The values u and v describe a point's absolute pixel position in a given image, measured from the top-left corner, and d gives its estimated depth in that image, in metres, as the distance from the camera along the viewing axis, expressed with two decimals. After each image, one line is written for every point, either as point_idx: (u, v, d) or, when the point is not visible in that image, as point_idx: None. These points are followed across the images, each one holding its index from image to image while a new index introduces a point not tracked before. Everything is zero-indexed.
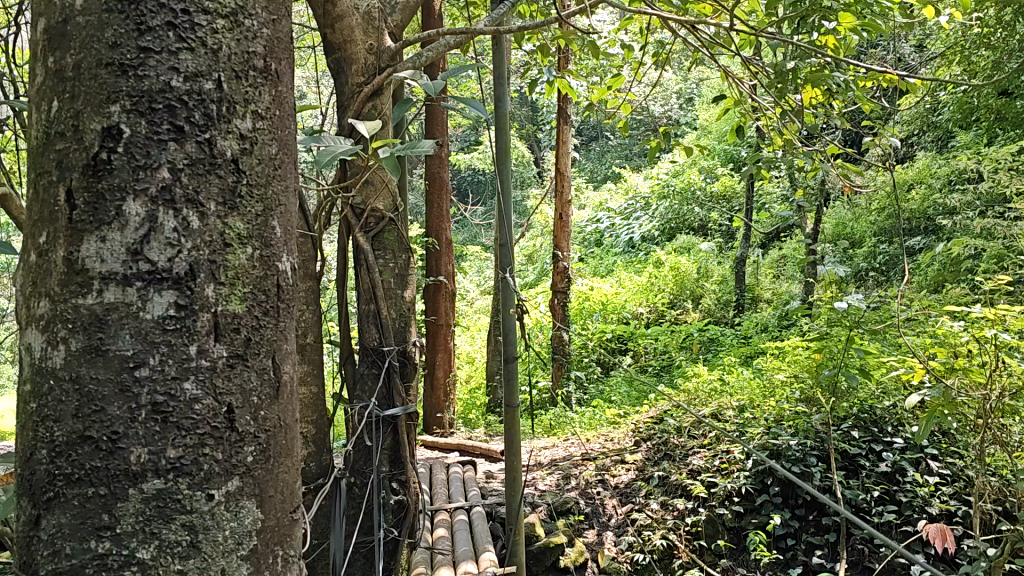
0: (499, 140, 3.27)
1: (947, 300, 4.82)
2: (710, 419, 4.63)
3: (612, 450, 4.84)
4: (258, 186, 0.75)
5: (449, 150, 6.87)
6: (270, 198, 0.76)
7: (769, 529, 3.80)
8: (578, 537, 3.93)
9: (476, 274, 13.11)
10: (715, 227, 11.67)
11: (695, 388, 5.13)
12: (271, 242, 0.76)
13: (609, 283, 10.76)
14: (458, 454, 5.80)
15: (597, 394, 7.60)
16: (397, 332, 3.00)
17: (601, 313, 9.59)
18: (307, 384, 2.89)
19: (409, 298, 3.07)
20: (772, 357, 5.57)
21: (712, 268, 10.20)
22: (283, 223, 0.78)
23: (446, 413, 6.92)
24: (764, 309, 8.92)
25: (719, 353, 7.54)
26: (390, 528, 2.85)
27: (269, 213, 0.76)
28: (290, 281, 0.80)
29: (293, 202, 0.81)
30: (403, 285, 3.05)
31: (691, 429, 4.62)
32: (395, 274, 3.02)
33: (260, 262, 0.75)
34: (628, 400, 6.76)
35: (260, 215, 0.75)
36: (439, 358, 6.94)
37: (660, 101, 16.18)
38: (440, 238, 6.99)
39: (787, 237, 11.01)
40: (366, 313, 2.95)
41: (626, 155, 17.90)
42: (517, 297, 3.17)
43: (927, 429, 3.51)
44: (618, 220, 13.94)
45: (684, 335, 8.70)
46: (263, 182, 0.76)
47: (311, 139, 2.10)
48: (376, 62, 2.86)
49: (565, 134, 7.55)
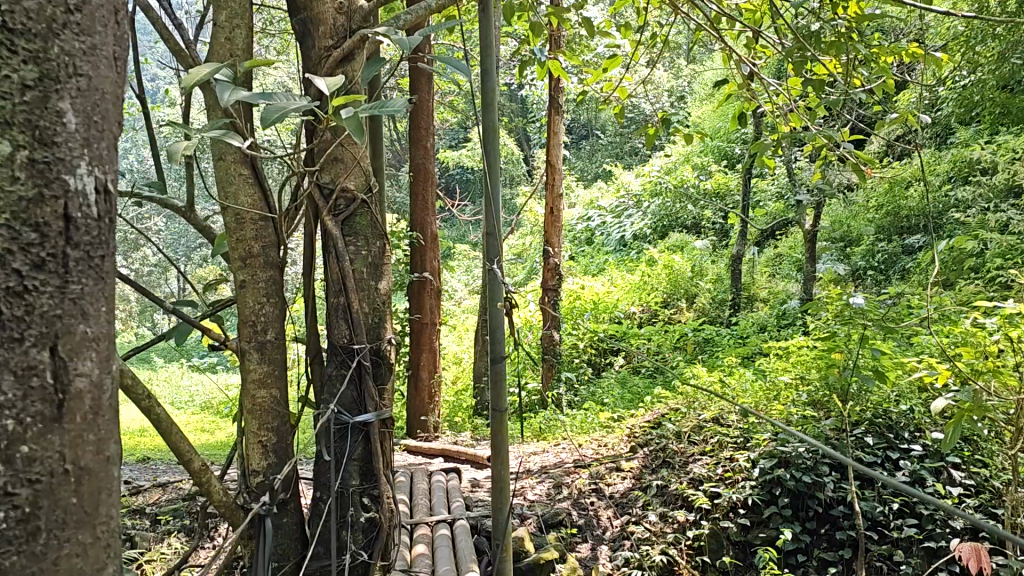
0: (486, 115, 2.94)
1: (963, 296, 4.54)
2: (711, 424, 4.32)
3: (605, 457, 4.51)
4: (23, 62, 0.64)
5: (435, 138, 6.52)
6: (45, 91, 0.65)
7: (780, 545, 3.46)
8: (571, 552, 3.60)
9: (464, 273, 12.77)
10: (709, 224, 11.39)
11: (696, 391, 4.80)
12: (49, 154, 0.65)
13: (600, 281, 10.43)
14: (442, 460, 5.46)
15: (589, 396, 7.29)
16: (371, 329, 2.67)
17: (592, 313, 9.26)
18: (267, 387, 2.56)
19: (385, 291, 2.74)
20: (774, 357, 5.27)
21: (706, 267, 9.91)
22: (79, 106, 0.68)
23: (431, 416, 6.59)
24: (761, 309, 8.66)
25: (716, 353, 7.27)
26: (359, 551, 2.52)
27: (50, 90, 0.65)
28: (86, 216, 0.69)
29: (97, 98, 0.70)
30: (376, 276, 2.71)
31: (691, 433, 4.29)
32: (368, 263, 2.69)
33: (31, 169, 0.64)
34: (622, 402, 6.46)
35: (28, 107, 0.64)
36: (423, 358, 6.60)
37: (652, 97, 15.91)
38: (425, 233, 6.64)
39: (783, 235, 10.72)
40: (336, 307, 2.62)
41: (615, 152, 17.62)
42: (508, 288, 2.84)
43: (956, 436, 3.20)
44: (609, 218, 13.63)
45: (678, 335, 8.41)
46: (35, 60, 0.65)
47: (260, 97, 1.77)
48: (346, 24, 2.56)
49: (557, 125, 7.24)
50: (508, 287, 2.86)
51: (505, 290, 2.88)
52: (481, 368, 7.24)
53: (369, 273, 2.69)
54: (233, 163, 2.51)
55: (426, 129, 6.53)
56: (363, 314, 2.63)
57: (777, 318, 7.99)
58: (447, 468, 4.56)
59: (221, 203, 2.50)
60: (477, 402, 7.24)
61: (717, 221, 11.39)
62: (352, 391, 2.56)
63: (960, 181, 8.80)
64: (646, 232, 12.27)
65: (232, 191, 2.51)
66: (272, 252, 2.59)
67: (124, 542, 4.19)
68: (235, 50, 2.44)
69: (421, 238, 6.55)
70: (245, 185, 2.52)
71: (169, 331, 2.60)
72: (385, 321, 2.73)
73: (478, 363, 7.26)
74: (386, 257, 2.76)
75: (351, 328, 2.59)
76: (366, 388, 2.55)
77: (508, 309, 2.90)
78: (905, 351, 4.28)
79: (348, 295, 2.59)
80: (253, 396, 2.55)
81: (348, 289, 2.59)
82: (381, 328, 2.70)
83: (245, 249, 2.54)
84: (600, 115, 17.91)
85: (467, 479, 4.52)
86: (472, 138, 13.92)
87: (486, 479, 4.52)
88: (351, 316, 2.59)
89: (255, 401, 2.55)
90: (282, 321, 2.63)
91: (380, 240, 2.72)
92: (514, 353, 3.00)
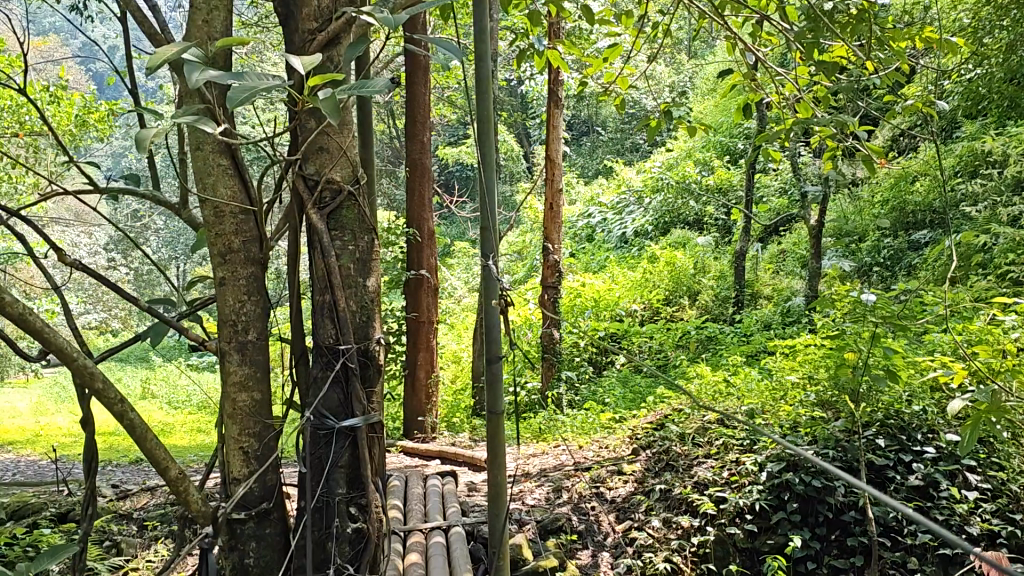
0: (480, 103, 2.79)
1: (976, 292, 4.39)
2: (716, 426, 4.18)
3: (607, 459, 4.37)
4: None
5: (432, 133, 6.38)
6: None
7: (788, 553, 3.33)
8: (571, 559, 3.46)
9: (463, 272, 12.63)
10: (711, 221, 11.25)
11: (700, 392, 4.66)
12: None
13: (602, 278, 10.28)
14: (439, 462, 5.33)
15: (590, 396, 7.14)
16: (360, 329, 2.53)
17: (593, 310, 9.11)
18: (249, 390, 2.41)
19: (373, 288, 2.59)
20: (781, 355, 5.12)
21: (709, 264, 9.76)
22: None
23: (429, 416, 6.45)
24: (764, 307, 8.53)
25: (720, 351, 7.12)
26: (346, 563, 2.39)
27: None
28: None
29: None
30: (364, 272, 2.57)
31: (695, 435, 4.15)
32: (356, 261, 2.54)
33: None
34: (623, 402, 6.33)
35: None
36: (420, 357, 6.46)
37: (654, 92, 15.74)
38: (422, 229, 6.49)
39: (787, 231, 10.56)
40: (322, 308, 2.47)
41: (615, 148, 17.46)
42: (509, 288, 2.67)
43: (973, 439, 3.06)
44: (610, 214, 13.48)
45: (680, 333, 8.27)
46: None
47: (230, 76, 1.62)
48: (331, 5, 2.41)
49: (556, 119, 7.09)
50: (511, 287, 2.69)
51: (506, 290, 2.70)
52: (479, 367, 7.10)
53: (359, 269, 2.55)
54: (212, 152, 2.36)
55: (424, 123, 6.38)
56: (351, 315, 2.49)
57: (781, 316, 7.85)
58: (444, 472, 4.42)
59: (198, 195, 2.36)
60: (476, 402, 7.10)
61: (719, 217, 11.26)
62: (340, 393, 2.42)
63: (967, 175, 8.64)
64: (647, 228, 12.11)
65: (210, 182, 2.36)
66: (255, 248, 2.44)
67: (109, 550, 4.04)
68: (213, 32, 2.28)
69: (418, 235, 6.41)
70: (225, 176, 2.37)
71: (145, 331, 2.43)
72: (374, 321, 2.58)
73: (476, 362, 7.12)
74: (375, 253, 2.62)
75: (337, 329, 2.44)
76: (353, 392, 2.41)
77: (505, 309, 2.75)
78: (916, 350, 4.14)
79: (335, 296, 2.45)
80: (233, 400, 2.41)
81: (335, 288, 2.45)
82: (370, 329, 2.56)
83: (225, 244, 2.40)
84: (601, 111, 17.74)
85: (464, 483, 4.38)
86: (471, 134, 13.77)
87: (483, 482, 4.39)
88: (338, 317, 2.44)
89: (236, 406, 2.40)
90: (265, 321, 2.48)
91: (368, 235, 2.58)
92: (513, 356, 2.85)
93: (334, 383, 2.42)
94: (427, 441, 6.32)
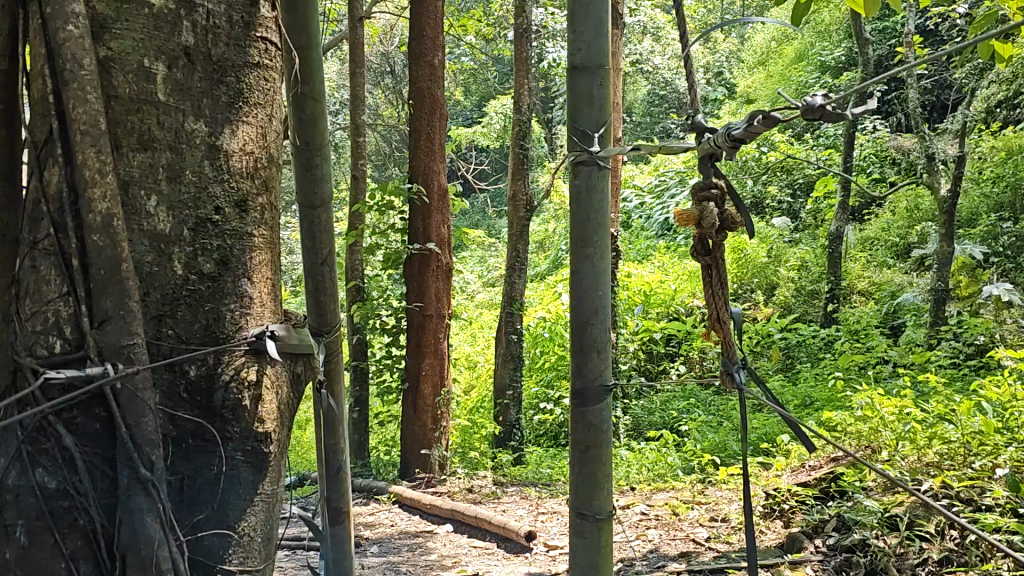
0: None
1: None
2: (955, 504, 2.37)
3: (742, 552, 2.50)
4: None
5: (444, 52, 4.57)
6: None
7: None
8: None
9: (478, 263, 10.68)
10: (774, 204, 9.35)
11: (886, 437, 2.88)
12: None
13: (649, 266, 8.37)
14: (451, 528, 3.52)
15: (652, 421, 5.33)
16: (202, 305, 0.99)
17: (643, 307, 7.28)
18: None
19: (247, 156, 1.03)
20: (985, 378, 3.32)
21: (786, 251, 7.84)
22: None
23: (436, 450, 4.64)
24: (863, 307, 6.70)
25: (825, 373, 5.26)
26: None
27: None
28: None
29: None
30: (222, 112, 1.00)
31: (914, 520, 2.33)
32: (193, 53, 0.98)
33: None
34: (709, 434, 4.52)
35: None
36: (426, 365, 4.64)
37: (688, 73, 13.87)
38: (430, 187, 4.60)
39: (874, 215, 8.61)
40: (49, 226, 0.92)
41: (648, 131, 15.28)
42: (757, 122, 0.93)
43: None
44: (647, 198, 11.18)
45: (760, 337, 6.44)
46: None
47: None
48: None
49: (617, 44, 5.16)
50: (762, 119, 0.94)
51: (759, 123, 0.94)
52: (505, 378, 5.29)
53: (202, 86, 0.99)
54: None
55: (434, 38, 4.56)
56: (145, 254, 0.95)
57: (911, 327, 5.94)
58: None
59: None
60: (501, 424, 5.27)
61: (784, 200, 9.38)
62: (85, 550, 0.91)
63: None
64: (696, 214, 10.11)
65: None
66: None
67: None
68: None
69: (424, 195, 4.57)
70: None
71: None
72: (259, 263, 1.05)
73: (500, 371, 5.31)
74: (269, 55, 1.06)
75: (86, 307, 0.90)
76: (132, 550, 0.90)
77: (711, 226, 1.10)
78: None
79: (81, 174, 0.89)
80: None
81: (80, 137, 0.89)
82: (241, 312, 1.02)
83: None
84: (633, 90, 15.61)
85: None
86: (488, 110, 11.88)
87: None
88: (88, 262, 0.90)
89: None
90: None
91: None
92: (732, 375, 1.08)
93: (70, 505, 0.91)
94: (432, 484, 4.52)
